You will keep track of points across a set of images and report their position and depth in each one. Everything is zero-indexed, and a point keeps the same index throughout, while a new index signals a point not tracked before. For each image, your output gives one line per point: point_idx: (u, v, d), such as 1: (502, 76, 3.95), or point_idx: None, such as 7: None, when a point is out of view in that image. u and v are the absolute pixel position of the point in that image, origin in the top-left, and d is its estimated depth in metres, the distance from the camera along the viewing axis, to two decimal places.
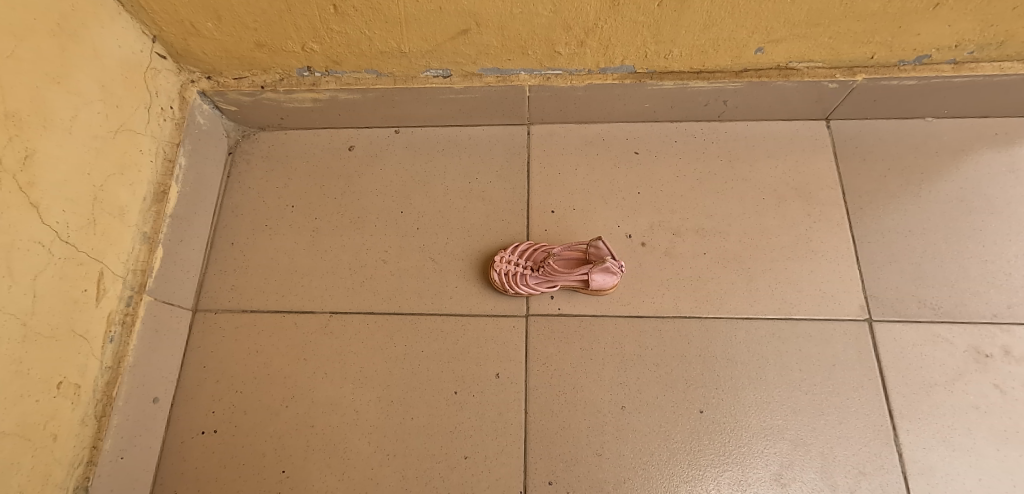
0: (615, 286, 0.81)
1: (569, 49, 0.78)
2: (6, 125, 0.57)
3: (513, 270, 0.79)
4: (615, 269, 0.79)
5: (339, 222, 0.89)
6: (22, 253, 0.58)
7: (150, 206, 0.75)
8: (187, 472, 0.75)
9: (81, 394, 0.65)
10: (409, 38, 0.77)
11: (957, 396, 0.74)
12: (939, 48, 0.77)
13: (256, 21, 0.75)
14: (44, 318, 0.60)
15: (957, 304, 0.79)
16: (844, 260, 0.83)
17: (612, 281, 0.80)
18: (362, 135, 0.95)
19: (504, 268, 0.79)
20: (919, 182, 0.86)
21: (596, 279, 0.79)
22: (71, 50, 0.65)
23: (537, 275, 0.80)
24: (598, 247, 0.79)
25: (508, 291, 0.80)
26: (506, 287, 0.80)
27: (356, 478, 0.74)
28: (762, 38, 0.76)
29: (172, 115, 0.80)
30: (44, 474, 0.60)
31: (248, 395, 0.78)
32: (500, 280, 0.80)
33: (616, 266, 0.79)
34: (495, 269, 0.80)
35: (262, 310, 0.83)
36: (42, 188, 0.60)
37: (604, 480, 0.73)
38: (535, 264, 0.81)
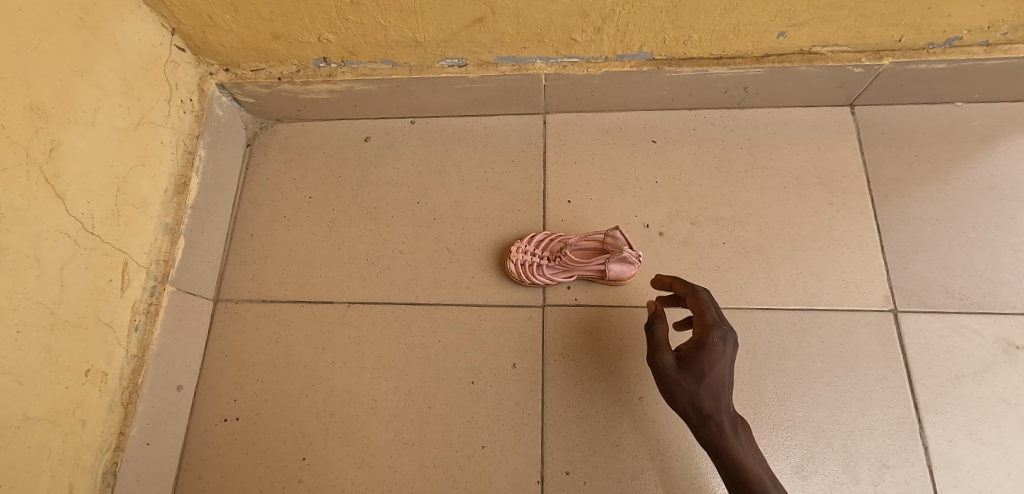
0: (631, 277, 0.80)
1: (586, 36, 0.78)
2: (32, 119, 0.58)
3: (529, 260, 0.79)
4: (633, 259, 0.77)
5: (356, 213, 0.89)
6: (49, 244, 0.59)
7: (171, 197, 0.76)
8: (210, 458, 0.76)
9: (108, 382, 0.66)
10: (424, 27, 0.77)
11: (985, 389, 0.73)
12: (970, 29, 0.74)
13: (273, 12, 0.75)
14: (72, 307, 0.62)
15: (987, 294, 0.77)
16: (868, 249, 0.81)
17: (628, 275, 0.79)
18: (378, 126, 0.95)
19: (521, 259, 0.79)
20: (946, 168, 0.84)
21: (613, 272, 0.78)
22: (93, 43, 0.66)
23: (554, 265, 0.80)
24: (615, 237, 0.77)
25: (525, 282, 0.80)
26: (523, 278, 0.80)
27: (374, 465, 0.75)
28: (784, 22, 0.74)
29: (191, 107, 0.81)
30: (73, 459, 0.62)
31: (269, 383, 0.80)
32: (517, 270, 0.79)
33: (633, 256, 0.77)
34: (512, 260, 0.80)
35: (282, 300, 0.84)
36: (67, 180, 0.61)
37: (621, 470, 0.72)
38: (548, 250, 0.80)
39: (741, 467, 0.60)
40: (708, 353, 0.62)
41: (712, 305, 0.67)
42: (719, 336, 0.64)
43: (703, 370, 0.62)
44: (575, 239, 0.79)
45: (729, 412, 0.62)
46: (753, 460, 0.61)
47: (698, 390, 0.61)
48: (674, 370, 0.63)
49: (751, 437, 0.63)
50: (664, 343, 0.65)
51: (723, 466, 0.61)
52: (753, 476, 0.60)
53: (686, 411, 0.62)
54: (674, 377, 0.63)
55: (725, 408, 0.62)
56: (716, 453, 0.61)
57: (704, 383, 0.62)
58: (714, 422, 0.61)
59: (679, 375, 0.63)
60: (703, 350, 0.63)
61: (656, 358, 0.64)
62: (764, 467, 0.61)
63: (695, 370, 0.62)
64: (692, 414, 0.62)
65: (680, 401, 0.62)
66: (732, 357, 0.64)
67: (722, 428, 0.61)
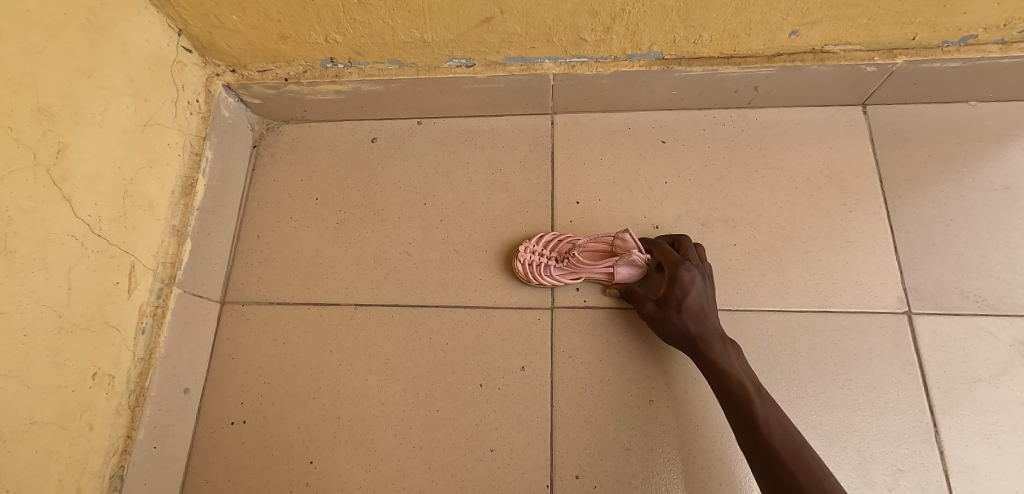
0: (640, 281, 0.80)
1: (595, 35, 0.77)
2: (39, 120, 0.57)
3: (537, 261, 0.78)
4: (641, 262, 0.77)
5: (363, 214, 0.89)
6: (57, 247, 0.59)
7: (178, 199, 0.76)
8: (218, 461, 0.76)
9: (115, 385, 0.66)
10: (432, 27, 0.77)
11: (1002, 392, 0.71)
12: (986, 27, 0.73)
13: (280, 13, 0.75)
14: (79, 309, 0.61)
15: (1003, 296, 0.76)
16: (881, 251, 0.80)
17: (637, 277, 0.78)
18: (385, 127, 0.94)
19: (528, 259, 0.79)
20: (961, 168, 0.83)
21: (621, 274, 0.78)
22: (100, 43, 0.65)
23: (561, 266, 0.79)
24: (624, 240, 0.76)
25: (532, 282, 0.80)
26: (530, 278, 0.79)
27: (382, 469, 0.74)
28: (797, 20, 0.73)
29: (198, 108, 0.80)
30: (81, 463, 0.61)
31: (277, 386, 0.79)
32: (524, 270, 0.79)
33: (642, 260, 0.76)
34: (519, 259, 0.79)
35: (289, 302, 0.84)
36: (75, 182, 0.61)
37: (632, 474, 0.72)
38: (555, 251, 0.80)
39: (727, 374, 0.67)
40: (680, 286, 0.71)
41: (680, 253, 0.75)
42: (686, 269, 0.72)
43: (678, 299, 0.71)
44: (586, 240, 0.79)
45: (715, 331, 0.69)
46: (739, 368, 0.68)
47: (679, 317, 0.70)
48: (657, 311, 0.72)
49: (743, 353, 0.70)
50: (644, 295, 0.75)
51: (715, 376, 0.67)
52: (743, 383, 0.66)
53: (676, 339, 0.71)
54: (657, 315, 0.72)
55: (710, 328, 0.70)
56: (706, 365, 0.68)
57: (683, 311, 0.70)
58: (701, 341, 0.69)
59: (662, 314, 0.71)
60: (675, 282, 0.71)
61: (641, 308, 0.73)
62: (751, 375, 0.67)
63: (673, 302, 0.71)
64: (682, 338, 0.70)
65: (670, 334, 0.71)
66: (705, 288, 0.72)
67: (709, 344, 0.69)
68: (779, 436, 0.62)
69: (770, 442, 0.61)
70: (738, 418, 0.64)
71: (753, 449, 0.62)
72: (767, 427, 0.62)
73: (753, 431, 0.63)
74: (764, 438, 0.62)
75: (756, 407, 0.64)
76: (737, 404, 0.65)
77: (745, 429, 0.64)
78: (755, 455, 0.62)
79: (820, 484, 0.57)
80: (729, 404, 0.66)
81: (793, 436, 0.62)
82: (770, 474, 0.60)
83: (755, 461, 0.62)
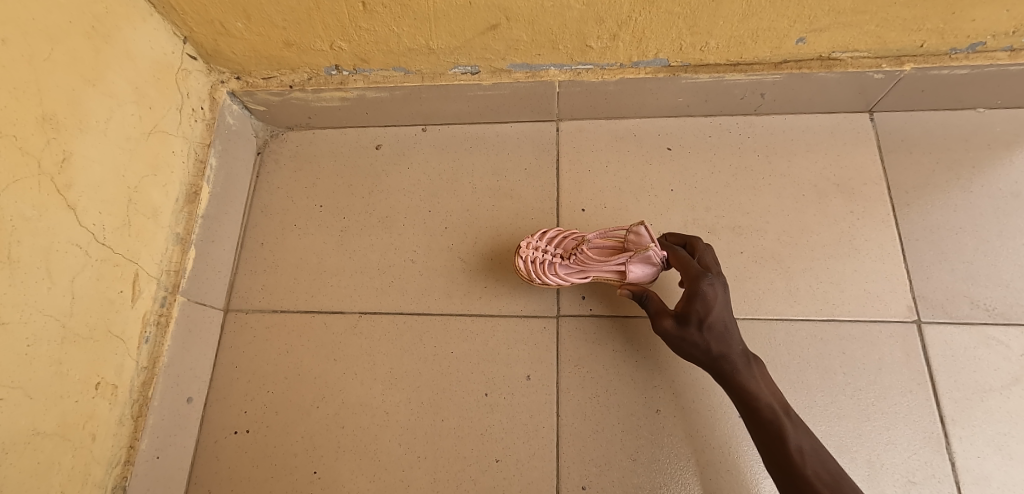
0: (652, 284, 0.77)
1: (601, 42, 0.77)
2: (44, 128, 0.57)
3: (541, 257, 0.76)
4: (654, 257, 0.74)
5: (367, 221, 0.88)
6: (61, 255, 0.58)
7: (182, 207, 0.76)
8: (220, 471, 0.75)
9: (118, 394, 0.65)
10: (437, 35, 0.77)
11: (1013, 402, 0.71)
12: (995, 34, 0.73)
13: (286, 20, 0.75)
14: (82, 319, 0.61)
15: (1014, 305, 0.75)
16: (890, 259, 0.79)
17: (650, 276, 0.75)
18: (389, 133, 0.94)
19: (532, 256, 0.76)
20: (969, 176, 0.82)
21: (634, 269, 0.74)
22: (105, 51, 0.65)
23: (569, 264, 0.77)
24: (638, 234, 0.76)
25: (538, 281, 0.76)
26: (536, 275, 0.76)
27: (386, 479, 0.73)
28: (804, 27, 0.73)
29: (202, 115, 0.80)
30: (83, 474, 0.61)
31: (280, 394, 0.78)
32: (528, 267, 0.76)
33: (655, 254, 0.73)
34: (522, 256, 0.76)
35: (293, 310, 0.83)
36: (79, 190, 0.60)
37: (639, 485, 0.71)
38: (558, 250, 0.78)
39: (754, 395, 0.63)
40: (702, 301, 0.66)
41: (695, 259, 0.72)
42: (708, 283, 0.67)
43: (700, 315, 0.66)
44: (593, 236, 0.78)
45: (739, 350, 0.66)
46: (766, 390, 0.64)
47: (700, 334, 0.65)
48: (677, 327, 0.67)
49: (766, 371, 0.67)
50: (660, 308, 0.70)
51: (740, 399, 0.64)
52: (771, 406, 0.63)
53: (698, 358, 0.66)
54: (677, 331, 0.66)
55: (734, 346, 0.66)
56: (731, 387, 0.65)
57: (706, 329, 0.65)
58: (725, 361, 0.65)
59: (682, 331, 0.66)
60: (697, 297, 0.66)
61: (657, 324, 0.68)
62: (778, 396, 0.64)
63: (694, 318, 0.66)
64: (704, 357, 0.66)
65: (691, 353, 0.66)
66: (726, 301, 0.68)
67: (734, 364, 0.65)
68: (812, 465, 0.58)
69: (804, 471, 0.58)
70: (767, 443, 0.61)
71: (785, 479, 0.59)
72: (799, 456, 0.59)
73: (784, 460, 0.59)
74: (796, 467, 0.58)
75: (787, 433, 0.61)
76: (766, 430, 0.61)
77: (775, 457, 0.60)
78: (788, 486, 0.58)
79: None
80: (757, 428, 0.62)
81: (827, 464, 0.59)
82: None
83: (787, 492, 0.58)
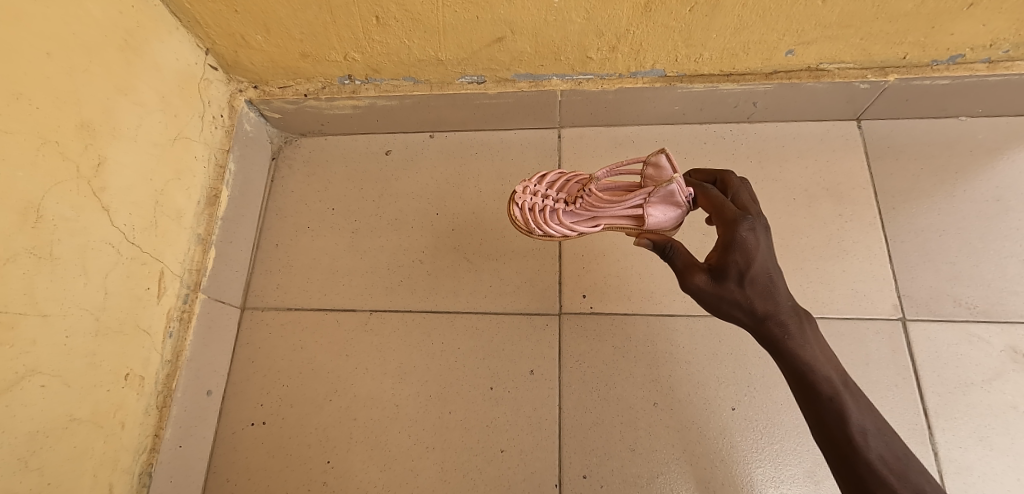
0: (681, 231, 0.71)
1: (601, 54, 0.81)
2: (82, 135, 0.61)
3: (542, 204, 0.72)
4: (674, 196, 0.67)
5: (377, 223, 0.92)
6: (95, 254, 0.62)
7: (203, 209, 0.80)
8: (238, 461, 0.79)
9: (144, 386, 0.69)
10: (446, 47, 0.81)
11: (994, 396, 0.74)
12: (973, 47, 0.77)
13: (303, 33, 0.79)
14: (114, 313, 0.65)
15: (995, 303, 0.78)
16: (877, 259, 0.83)
17: (673, 219, 0.69)
18: (398, 140, 0.98)
19: (529, 203, 0.71)
20: (953, 181, 0.86)
21: (654, 211, 0.68)
22: (136, 62, 0.69)
23: (578, 210, 0.72)
24: (656, 166, 0.69)
25: (544, 230, 0.71)
26: (540, 224, 0.71)
27: (397, 469, 0.77)
28: (793, 40, 0.77)
29: (222, 123, 0.85)
30: (112, 459, 0.64)
31: (295, 388, 0.82)
32: (528, 215, 0.71)
33: (675, 191, 0.67)
34: (518, 203, 0.71)
35: (306, 308, 0.87)
36: (111, 193, 0.64)
37: (637, 474, 0.74)
38: (563, 195, 0.74)
39: (806, 365, 0.55)
40: (741, 251, 0.57)
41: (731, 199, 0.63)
42: (748, 228, 0.58)
43: (740, 268, 0.56)
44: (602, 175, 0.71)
45: (787, 309, 0.56)
46: (820, 357, 0.55)
47: (740, 292, 0.57)
48: (712, 283, 0.58)
49: (818, 330, 0.58)
50: (691, 261, 0.61)
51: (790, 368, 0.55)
52: (826, 377, 0.54)
53: (738, 318, 0.58)
54: (713, 288, 0.58)
55: (781, 304, 0.57)
56: (780, 354, 0.56)
57: (747, 286, 0.56)
58: (772, 324, 0.56)
59: (718, 288, 0.57)
60: (736, 247, 0.57)
61: (688, 280, 0.59)
62: (834, 364, 0.55)
63: (733, 272, 0.57)
64: (747, 318, 0.57)
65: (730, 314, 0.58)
66: (769, 250, 0.58)
67: (782, 327, 0.56)
68: (876, 448, 0.50)
69: (865, 454, 0.50)
70: (823, 421, 0.53)
71: (842, 462, 0.51)
72: (861, 437, 0.51)
73: (844, 442, 0.51)
74: (857, 451, 0.50)
75: (846, 409, 0.52)
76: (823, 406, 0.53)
77: (831, 436, 0.52)
78: (846, 470, 0.51)
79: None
80: (811, 403, 0.54)
81: (891, 445, 0.51)
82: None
83: (844, 476, 0.51)
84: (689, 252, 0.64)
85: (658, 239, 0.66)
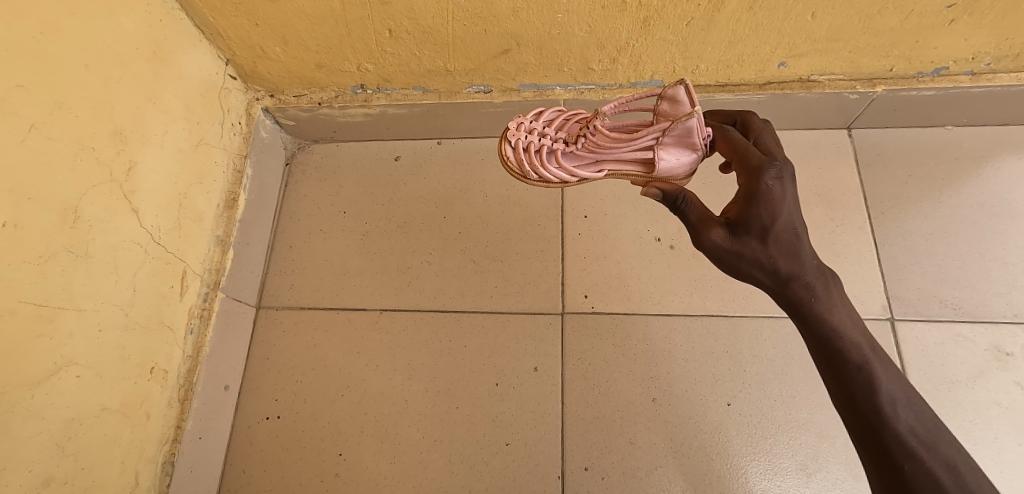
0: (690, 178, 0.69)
1: (602, 65, 0.85)
2: (115, 141, 0.65)
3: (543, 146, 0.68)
4: (687, 140, 0.65)
5: (387, 226, 0.96)
6: (125, 253, 0.66)
7: (222, 212, 0.83)
8: (253, 453, 0.82)
9: (168, 379, 0.72)
10: (455, 58, 0.85)
11: (978, 393, 0.77)
12: (956, 60, 0.82)
13: (319, 45, 0.83)
14: (141, 310, 0.68)
15: (980, 305, 0.82)
16: (866, 262, 0.87)
17: (685, 164, 0.67)
18: (407, 146, 1.02)
19: (528, 144, 0.68)
20: (940, 187, 0.90)
21: (666, 154, 0.66)
22: (163, 73, 0.73)
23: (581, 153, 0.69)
24: (668, 106, 0.65)
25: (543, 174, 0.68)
26: (540, 166, 0.67)
27: (406, 461, 0.80)
28: (785, 53, 0.81)
29: (240, 129, 0.89)
30: (138, 448, 0.68)
31: (308, 384, 0.86)
32: (527, 157, 0.68)
33: (689, 134, 0.64)
34: (516, 144, 0.68)
35: (319, 307, 0.91)
36: (140, 196, 0.68)
37: (637, 467, 0.77)
38: (563, 135, 0.70)
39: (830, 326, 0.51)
40: (765, 202, 0.55)
41: (753, 143, 0.62)
42: (774, 178, 0.56)
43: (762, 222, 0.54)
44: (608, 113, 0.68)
45: (811, 269, 0.54)
46: (845, 320, 0.52)
47: (762, 247, 0.54)
48: (731, 237, 0.56)
49: (845, 295, 0.55)
50: (708, 216, 0.59)
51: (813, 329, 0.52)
52: (850, 340, 0.51)
53: (757, 278, 0.55)
54: (732, 243, 0.55)
55: (804, 263, 0.54)
56: (801, 315, 0.53)
57: (770, 241, 0.54)
58: (793, 283, 0.54)
59: (737, 243, 0.55)
60: (759, 198, 0.55)
61: (705, 234, 0.57)
62: (860, 329, 0.52)
63: (755, 225, 0.55)
64: (767, 277, 0.55)
65: (750, 272, 0.55)
66: (794, 205, 0.56)
67: (805, 287, 0.53)
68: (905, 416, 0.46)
69: (892, 420, 0.46)
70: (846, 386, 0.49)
71: (864, 430, 0.47)
72: (889, 404, 0.47)
73: (865, 405, 0.47)
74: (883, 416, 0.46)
75: (869, 372, 0.49)
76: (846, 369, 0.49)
77: (854, 402, 0.48)
78: (869, 439, 0.47)
79: (964, 486, 0.43)
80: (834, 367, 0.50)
81: (921, 415, 0.46)
82: (892, 469, 0.44)
83: (867, 446, 0.47)
84: (702, 205, 0.61)
85: (669, 188, 0.63)
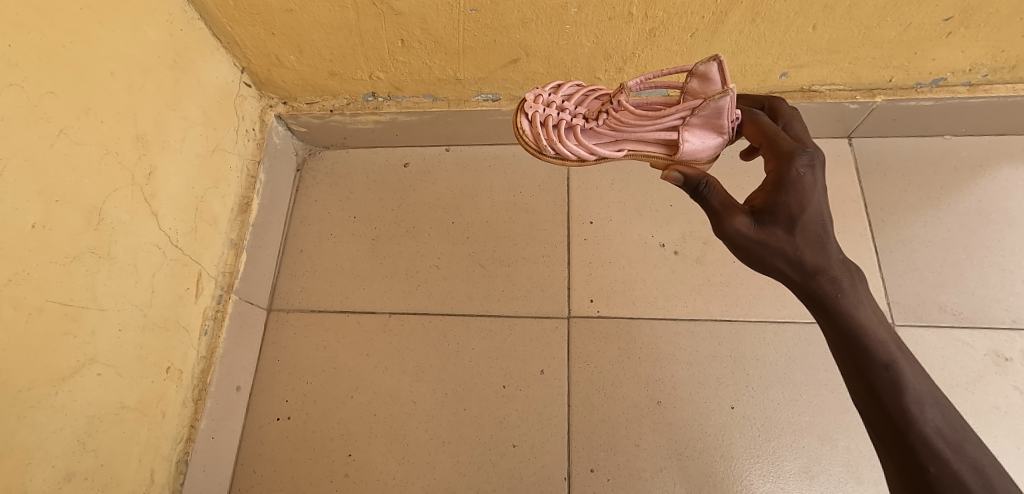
0: (712, 161, 0.68)
1: (608, 75, 0.87)
2: (137, 146, 0.67)
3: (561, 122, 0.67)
4: (712, 120, 0.64)
5: (396, 231, 0.98)
6: (145, 254, 0.68)
7: (236, 215, 0.85)
8: (264, 453, 0.83)
9: (183, 379, 0.74)
10: (465, 67, 0.87)
11: (978, 397, 0.79)
12: (954, 71, 0.84)
13: (333, 54, 0.86)
14: (159, 310, 0.70)
15: (978, 310, 0.84)
16: (867, 268, 0.88)
17: (709, 146, 0.65)
18: (416, 153, 1.04)
19: (546, 119, 0.66)
20: (939, 195, 0.92)
21: (690, 136, 0.65)
22: (183, 80, 0.75)
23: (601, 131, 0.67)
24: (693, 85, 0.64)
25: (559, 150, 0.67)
26: (556, 143, 0.66)
27: (414, 461, 0.81)
28: (786, 63, 0.84)
29: (253, 135, 0.91)
30: (154, 446, 0.69)
31: (318, 385, 0.87)
32: (545, 133, 0.66)
33: (716, 115, 0.63)
34: (534, 118, 0.66)
35: (329, 310, 0.92)
36: (160, 199, 0.70)
37: (641, 468, 0.79)
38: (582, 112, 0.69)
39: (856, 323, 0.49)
40: (794, 192, 0.53)
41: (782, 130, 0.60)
42: (804, 167, 0.54)
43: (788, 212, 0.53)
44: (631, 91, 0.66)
45: (836, 262, 0.52)
46: (872, 318, 0.50)
47: (788, 238, 0.53)
48: (755, 227, 0.54)
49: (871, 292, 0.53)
50: (732, 203, 0.57)
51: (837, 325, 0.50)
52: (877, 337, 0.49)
53: (780, 269, 0.53)
54: (756, 233, 0.54)
55: (831, 257, 0.52)
56: (826, 310, 0.51)
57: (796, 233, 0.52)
58: (818, 276, 0.52)
59: (762, 233, 0.53)
60: (787, 187, 0.53)
61: (728, 222, 0.55)
62: (886, 327, 0.50)
63: (781, 215, 0.53)
64: (790, 269, 0.53)
65: (773, 263, 0.53)
66: (822, 197, 0.54)
67: (831, 282, 0.51)
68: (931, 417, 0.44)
69: (917, 420, 0.44)
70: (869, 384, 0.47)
71: (887, 428, 0.45)
72: (914, 404, 0.45)
73: (890, 403, 0.45)
74: (908, 416, 0.45)
75: (896, 369, 0.47)
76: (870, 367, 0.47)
77: (878, 400, 0.46)
78: (892, 438, 0.45)
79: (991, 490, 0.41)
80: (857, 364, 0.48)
81: (947, 415, 0.45)
82: (915, 470, 0.43)
83: (890, 446, 0.45)
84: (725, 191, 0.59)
85: (691, 174, 0.60)
